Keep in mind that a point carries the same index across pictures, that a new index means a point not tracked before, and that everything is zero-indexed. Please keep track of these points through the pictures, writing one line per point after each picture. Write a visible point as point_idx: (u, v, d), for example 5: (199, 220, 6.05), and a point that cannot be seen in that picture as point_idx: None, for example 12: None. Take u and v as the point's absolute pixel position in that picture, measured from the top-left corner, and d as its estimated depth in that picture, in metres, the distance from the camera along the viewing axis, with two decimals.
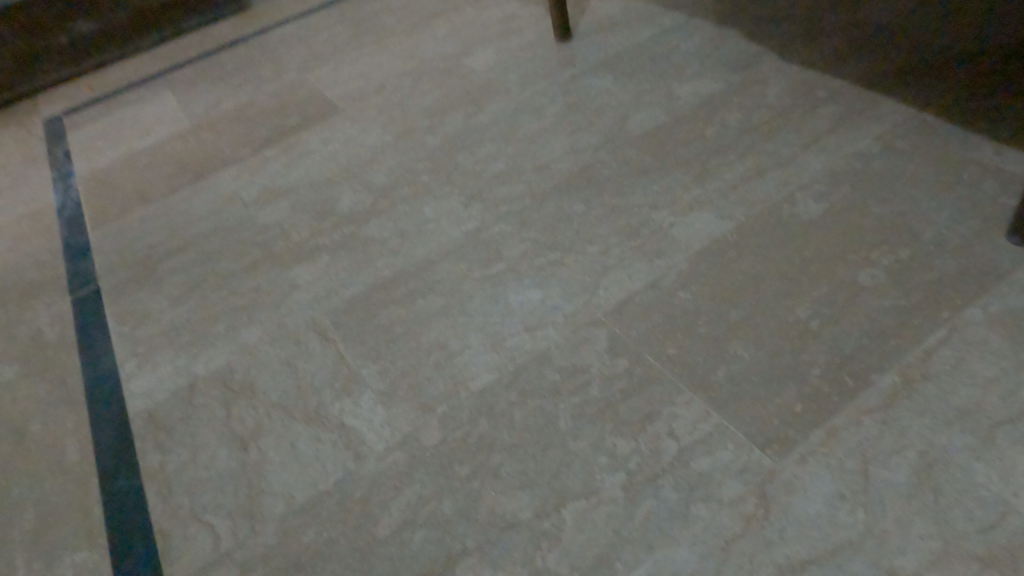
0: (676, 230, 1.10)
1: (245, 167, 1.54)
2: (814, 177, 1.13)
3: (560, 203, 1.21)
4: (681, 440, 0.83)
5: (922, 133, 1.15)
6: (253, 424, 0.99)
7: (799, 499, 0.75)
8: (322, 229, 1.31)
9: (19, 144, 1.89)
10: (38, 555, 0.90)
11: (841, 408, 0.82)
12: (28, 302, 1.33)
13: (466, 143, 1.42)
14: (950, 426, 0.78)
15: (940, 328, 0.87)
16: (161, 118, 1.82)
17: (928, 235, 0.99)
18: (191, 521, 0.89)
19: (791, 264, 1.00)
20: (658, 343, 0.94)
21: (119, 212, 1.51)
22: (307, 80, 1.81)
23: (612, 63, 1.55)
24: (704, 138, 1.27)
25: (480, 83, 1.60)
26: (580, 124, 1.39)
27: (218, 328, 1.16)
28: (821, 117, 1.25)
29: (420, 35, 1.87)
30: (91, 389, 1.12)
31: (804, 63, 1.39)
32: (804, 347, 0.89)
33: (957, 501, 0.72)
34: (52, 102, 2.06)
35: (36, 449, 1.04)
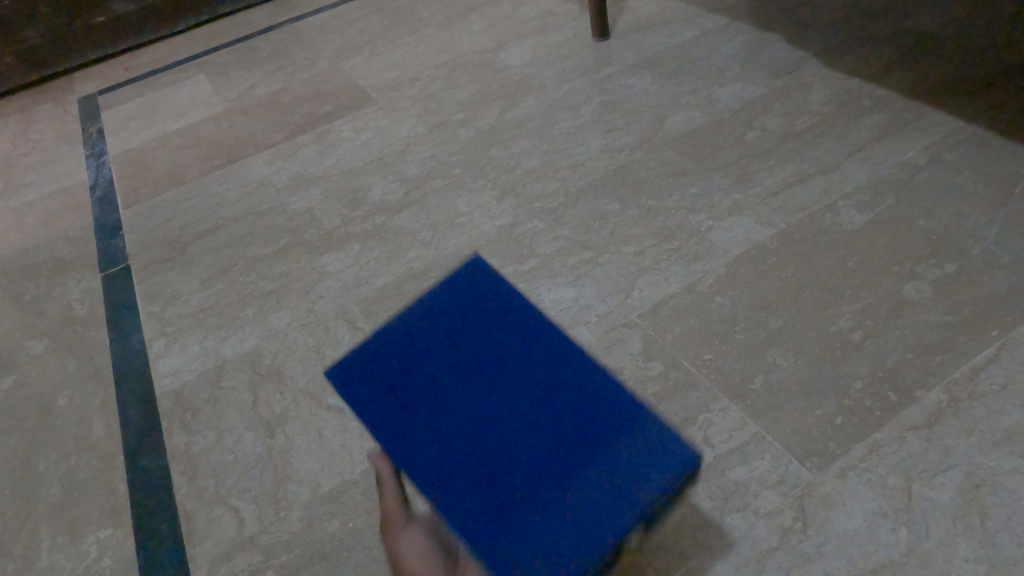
0: (714, 234, 1.08)
1: (277, 152, 1.54)
2: (858, 187, 1.10)
3: (595, 203, 1.19)
4: (716, 448, 0.81)
5: (972, 145, 1.12)
6: (280, 409, 0.99)
7: (838, 514, 0.73)
8: (352, 218, 1.30)
9: (54, 121, 1.91)
10: (63, 529, 0.90)
11: (883, 424, 0.80)
12: (59, 277, 1.34)
13: (500, 137, 1.41)
14: (998, 448, 0.75)
15: (989, 347, 0.84)
16: (195, 100, 1.83)
17: (977, 251, 0.96)
18: (216, 503, 0.89)
19: (833, 274, 0.98)
20: (695, 348, 0.92)
21: (151, 192, 1.51)
22: (341, 68, 1.81)
23: (651, 63, 1.53)
24: (744, 142, 1.25)
25: (515, 78, 1.59)
26: (617, 123, 1.37)
27: (247, 312, 1.16)
28: (866, 125, 1.22)
29: (456, 27, 1.87)
30: (119, 366, 1.12)
31: (848, 70, 1.36)
32: (845, 359, 0.87)
33: (1004, 525, 0.69)
34: (89, 80, 2.08)
35: (63, 424, 1.04)
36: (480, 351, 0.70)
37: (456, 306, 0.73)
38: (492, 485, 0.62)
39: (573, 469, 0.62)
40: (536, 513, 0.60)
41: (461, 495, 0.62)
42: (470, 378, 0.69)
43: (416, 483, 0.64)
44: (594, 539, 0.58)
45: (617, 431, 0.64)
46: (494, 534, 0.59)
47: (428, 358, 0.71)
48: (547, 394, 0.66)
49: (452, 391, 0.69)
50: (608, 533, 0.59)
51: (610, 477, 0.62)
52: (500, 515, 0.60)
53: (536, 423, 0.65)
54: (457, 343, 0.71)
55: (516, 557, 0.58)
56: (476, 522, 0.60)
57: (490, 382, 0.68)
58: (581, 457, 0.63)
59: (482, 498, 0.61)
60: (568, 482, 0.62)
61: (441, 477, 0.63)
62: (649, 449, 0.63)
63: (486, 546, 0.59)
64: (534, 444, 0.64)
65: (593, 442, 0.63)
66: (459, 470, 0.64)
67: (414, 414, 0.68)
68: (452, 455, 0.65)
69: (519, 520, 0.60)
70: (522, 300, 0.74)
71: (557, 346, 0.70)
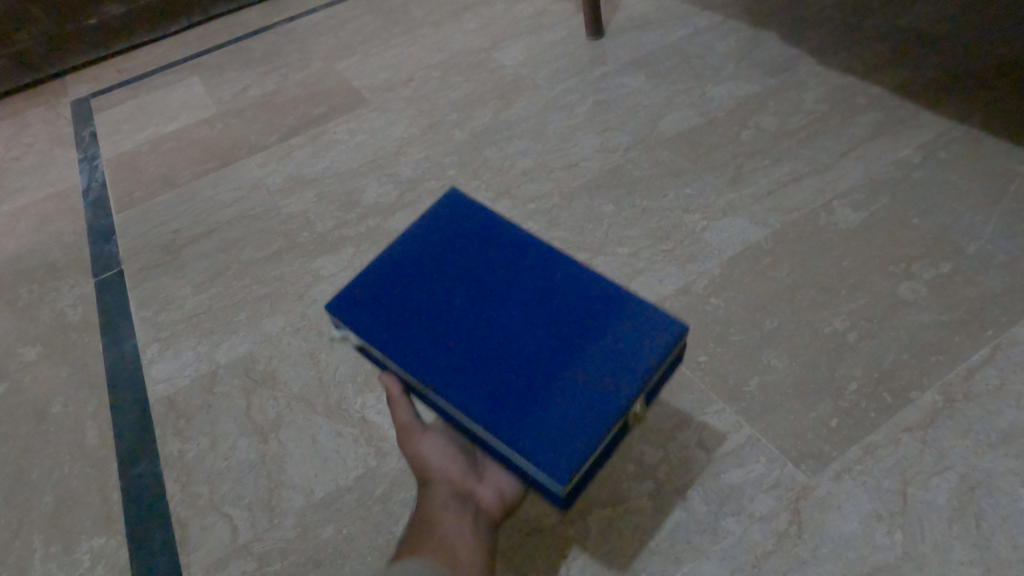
0: (708, 234, 1.08)
1: (271, 155, 1.53)
2: (853, 186, 1.10)
3: (590, 204, 1.19)
4: (711, 451, 0.81)
5: (967, 144, 1.12)
6: (274, 415, 0.98)
7: (833, 517, 0.73)
8: (346, 221, 1.30)
9: (46, 124, 1.90)
10: (57, 538, 0.90)
11: (878, 426, 0.79)
12: (52, 282, 1.33)
13: (495, 138, 1.41)
14: (993, 449, 0.75)
15: (984, 347, 0.84)
16: (189, 103, 1.82)
17: (972, 250, 0.96)
18: (210, 511, 0.89)
19: (828, 274, 0.97)
20: (690, 350, 0.92)
21: (145, 196, 1.51)
22: (334, 69, 1.80)
23: (645, 62, 1.52)
24: (738, 141, 1.24)
25: (510, 78, 1.58)
26: (611, 123, 1.37)
27: (241, 317, 1.15)
28: (860, 123, 1.22)
29: (450, 27, 1.86)
30: (112, 372, 1.11)
31: (843, 68, 1.36)
32: (840, 360, 0.87)
33: (1000, 527, 0.69)
34: (82, 83, 2.07)
35: (56, 431, 1.04)
36: (473, 267, 0.76)
37: (429, 239, 0.80)
38: (502, 374, 0.68)
39: (573, 351, 0.69)
40: (548, 392, 0.66)
41: (475, 385, 0.68)
42: (467, 291, 0.75)
43: (430, 381, 0.69)
44: (604, 406, 0.65)
45: (611, 316, 0.71)
46: (510, 413, 0.65)
47: (424, 277, 0.76)
48: (534, 298, 0.73)
49: (451, 302, 0.74)
50: (616, 399, 0.65)
51: (610, 354, 0.68)
52: (514, 398, 0.66)
53: (536, 320, 0.71)
54: (440, 267, 0.77)
55: (536, 431, 0.64)
56: (493, 407, 0.66)
57: (486, 291, 0.74)
58: (580, 342, 0.69)
59: (494, 385, 0.67)
60: (573, 364, 0.68)
61: (454, 373, 0.69)
62: (640, 328, 0.70)
63: (507, 424, 0.65)
64: (536, 337, 0.70)
65: (589, 327, 0.70)
66: (469, 366, 0.69)
67: (418, 324, 0.73)
68: (461, 353, 0.70)
69: (532, 400, 0.66)
70: (488, 223, 0.81)
71: (532, 253, 0.77)
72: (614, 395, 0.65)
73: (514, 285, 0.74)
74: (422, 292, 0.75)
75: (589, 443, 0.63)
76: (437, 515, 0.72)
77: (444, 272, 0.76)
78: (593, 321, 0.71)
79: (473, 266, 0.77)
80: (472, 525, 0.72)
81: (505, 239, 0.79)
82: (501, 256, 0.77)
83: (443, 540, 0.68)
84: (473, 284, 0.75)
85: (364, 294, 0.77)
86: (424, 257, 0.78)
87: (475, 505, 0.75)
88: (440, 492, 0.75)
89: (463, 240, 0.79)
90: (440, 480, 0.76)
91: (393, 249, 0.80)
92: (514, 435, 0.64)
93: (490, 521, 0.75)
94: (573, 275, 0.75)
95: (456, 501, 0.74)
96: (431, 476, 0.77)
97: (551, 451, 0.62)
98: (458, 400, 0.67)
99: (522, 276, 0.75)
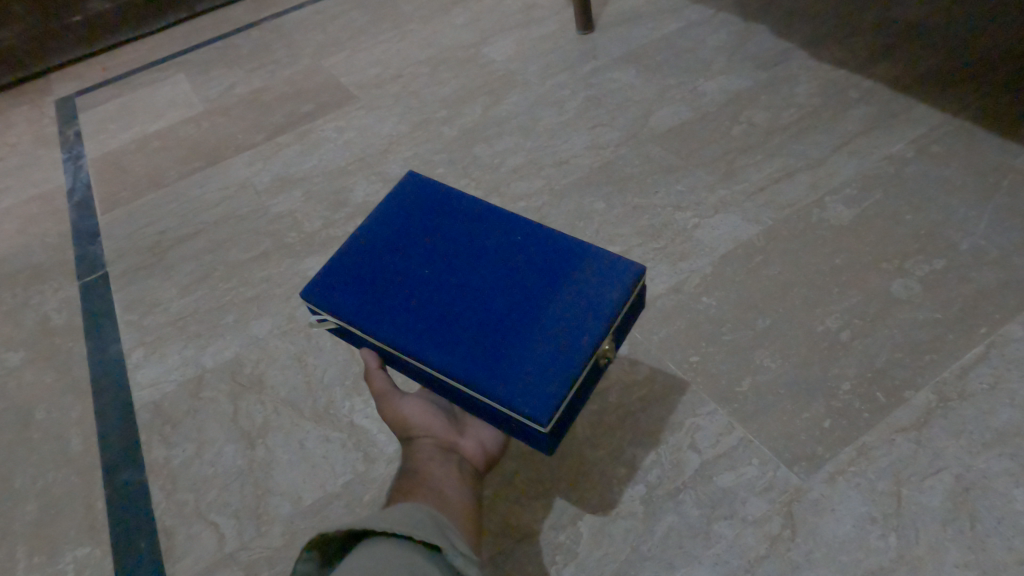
0: (700, 232, 1.07)
1: (258, 154, 1.51)
2: (845, 181, 1.09)
3: (580, 201, 1.18)
4: (703, 453, 0.80)
5: (960, 138, 1.11)
6: (261, 420, 0.97)
7: (827, 520, 0.72)
8: (334, 220, 1.28)
9: (31, 124, 1.87)
10: (41, 548, 0.88)
11: (872, 426, 0.78)
12: (36, 286, 1.31)
13: (485, 135, 1.39)
14: (988, 449, 0.74)
15: (979, 345, 0.83)
16: (175, 101, 1.80)
17: (965, 246, 0.95)
18: (197, 519, 0.87)
19: (820, 271, 0.96)
20: (682, 350, 0.91)
21: (130, 197, 1.49)
22: (322, 66, 1.78)
23: (636, 56, 1.51)
24: (730, 137, 1.23)
25: (500, 74, 1.56)
26: (602, 119, 1.35)
27: (228, 320, 1.13)
28: (853, 118, 1.20)
29: (439, 22, 1.84)
30: (97, 378, 1.10)
31: (836, 62, 1.34)
32: (833, 359, 0.86)
33: (995, 529, 0.69)
34: (66, 81, 2.04)
35: (39, 439, 1.02)
36: (436, 234, 0.76)
37: (389, 212, 0.79)
38: (475, 329, 0.67)
39: (541, 300, 0.68)
40: (521, 341, 0.66)
41: (450, 344, 0.67)
42: (434, 256, 0.74)
43: (405, 347, 0.68)
44: (576, 347, 0.65)
45: (574, 262, 0.70)
46: (486, 366, 0.65)
47: (390, 249, 0.75)
48: (499, 255, 0.72)
49: (420, 268, 0.73)
50: (587, 339, 0.65)
51: (576, 298, 0.68)
52: (490, 351, 0.66)
53: (503, 276, 0.71)
54: (404, 235, 0.76)
55: (512, 378, 0.64)
56: (469, 361, 0.66)
57: (452, 255, 0.73)
58: (548, 290, 0.69)
59: (469, 342, 0.67)
60: (542, 311, 0.67)
61: (428, 335, 0.68)
62: (603, 271, 0.70)
63: (483, 376, 0.64)
64: (505, 291, 0.69)
65: (554, 276, 0.70)
66: (443, 326, 0.68)
67: (389, 294, 0.72)
68: (433, 316, 0.69)
69: (506, 350, 0.65)
70: (447, 189, 0.80)
71: (492, 213, 0.76)
72: (584, 335, 0.65)
73: (479, 247, 0.74)
74: (390, 263, 0.74)
75: (565, 385, 0.63)
76: (422, 468, 0.71)
77: (409, 242, 0.75)
78: (557, 268, 0.70)
79: (438, 231, 0.76)
80: (456, 473, 0.72)
81: (465, 204, 0.78)
82: (463, 221, 0.76)
83: (431, 487, 0.68)
84: (439, 250, 0.74)
85: (332, 269, 0.75)
86: (389, 230, 0.77)
87: (458, 457, 0.74)
88: (423, 447, 0.74)
89: (425, 210, 0.78)
90: (422, 436, 0.76)
91: (357, 226, 0.78)
92: (491, 385, 0.64)
93: (474, 472, 0.75)
94: (536, 230, 0.74)
95: (441, 454, 0.73)
96: (414, 434, 0.76)
97: (529, 397, 0.62)
98: (434, 359, 0.66)
99: (486, 236, 0.74)
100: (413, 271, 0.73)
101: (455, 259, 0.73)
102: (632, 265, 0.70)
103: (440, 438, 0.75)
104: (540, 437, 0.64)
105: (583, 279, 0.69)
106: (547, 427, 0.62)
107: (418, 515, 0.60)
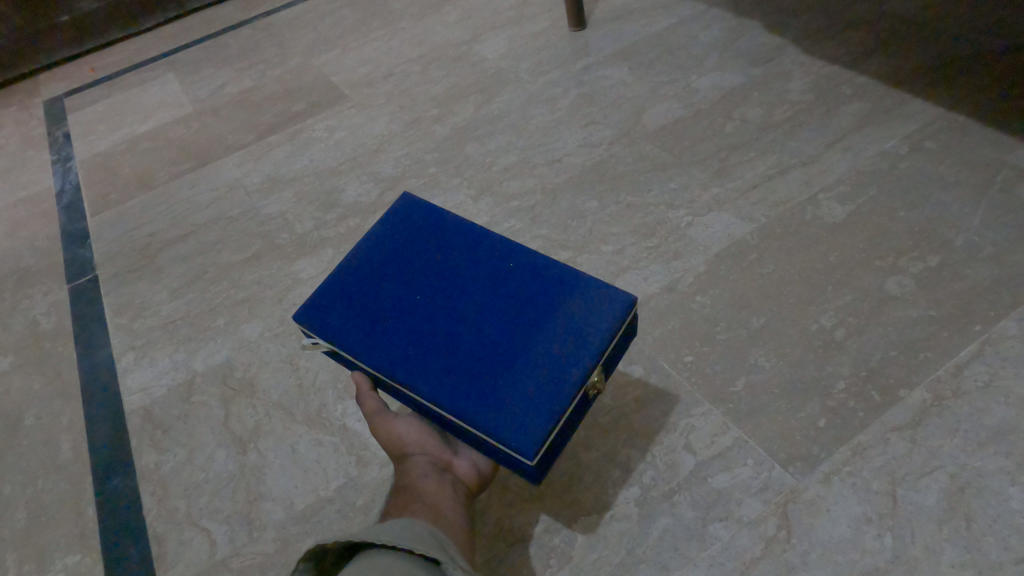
0: (693, 230, 1.06)
1: (249, 154, 1.50)
2: (839, 178, 1.08)
3: (573, 200, 1.17)
4: (698, 454, 0.80)
5: (954, 134, 1.11)
6: (253, 424, 0.96)
7: (822, 521, 0.72)
8: (326, 221, 1.27)
9: (19, 125, 1.85)
10: (30, 556, 0.87)
11: (867, 425, 0.78)
12: (25, 289, 1.30)
13: (477, 133, 1.38)
14: (983, 448, 0.74)
15: (973, 342, 0.83)
16: (164, 101, 1.78)
17: (959, 242, 0.94)
18: (188, 525, 0.87)
19: (814, 269, 0.96)
20: (676, 350, 0.90)
21: (120, 198, 1.47)
22: (313, 65, 1.77)
23: (629, 53, 1.50)
24: (723, 134, 1.22)
25: (492, 71, 1.55)
26: (595, 117, 1.34)
27: (219, 322, 1.12)
28: (846, 114, 1.20)
29: (430, 19, 1.82)
30: (87, 383, 1.09)
31: (828, 57, 1.34)
32: (827, 358, 0.85)
33: (991, 528, 0.68)
34: (55, 82, 2.02)
35: (29, 445, 1.01)
36: (428, 259, 0.75)
37: (381, 235, 0.78)
38: (465, 358, 0.67)
39: (531, 330, 0.67)
40: (511, 373, 0.65)
41: (439, 373, 0.66)
42: (425, 281, 0.73)
43: (395, 374, 0.67)
44: (566, 378, 0.64)
45: (566, 290, 0.70)
46: (474, 397, 0.64)
47: (381, 274, 0.74)
48: (490, 282, 0.72)
49: (411, 294, 0.72)
50: (576, 371, 0.64)
51: (567, 328, 0.67)
52: (479, 381, 0.65)
53: (494, 303, 0.70)
54: (395, 259, 0.75)
55: (500, 410, 0.63)
56: (457, 392, 0.65)
57: (443, 280, 0.73)
58: (538, 320, 0.68)
59: (457, 372, 0.66)
60: (531, 342, 0.67)
61: (418, 363, 0.67)
62: (593, 300, 0.69)
63: (472, 407, 0.64)
64: (496, 319, 0.69)
65: (544, 305, 0.69)
66: (433, 354, 0.68)
67: (380, 319, 0.71)
68: (423, 342, 0.68)
69: (494, 381, 0.65)
70: (439, 212, 0.79)
71: (485, 239, 0.76)
72: (574, 368, 0.65)
73: (470, 273, 0.73)
74: (381, 287, 0.73)
75: (552, 419, 0.62)
76: (417, 487, 0.69)
77: (401, 267, 0.75)
78: (548, 298, 0.69)
79: (429, 256, 0.75)
80: (451, 492, 0.71)
81: (457, 228, 0.77)
82: (456, 245, 0.76)
83: (426, 506, 0.66)
84: (430, 274, 0.73)
85: (323, 294, 0.75)
86: (381, 253, 0.76)
87: (452, 477, 0.73)
88: (417, 464, 0.73)
89: (418, 233, 0.77)
90: (417, 454, 0.74)
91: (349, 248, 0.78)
92: (480, 417, 0.63)
93: (468, 491, 0.73)
94: (527, 258, 0.73)
95: (435, 472, 0.72)
96: (408, 451, 0.74)
97: (517, 430, 0.62)
98: (423, 388, 0.66)
99: (478, 263, 0.74)
100: (403, 297, 0.72)
101: (445, 286, 0.72)
102: (624, 296, 0.69)
103: (435, 456, 0.74)
104: (528, 469, 0.64)
105: (574, 308, 0.69)
106: (534, 460, 0.61)
107: (417, 530, 0.58)
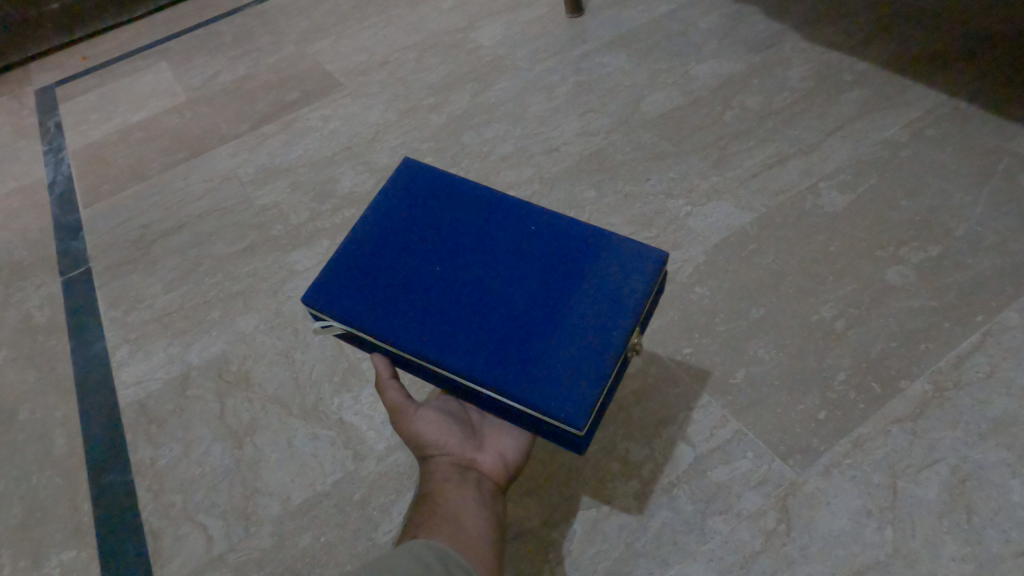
0: (692, 220, 1.05)
1: (243, 144, 1.48)
2: (839, 166, 1.07)
3: (571, 190, 1.16)
4: (697, 447, 0.79)
5: (955, 121, 1.09)
6: (249, 419, 0.95)
7: (822, 514, 0.71)
8: (321, 212, 1.26)
9: (9, 115, 1.83)
10: (26, 552, 0.87)
11: (867, 417, 0.77)
12: (18, 282, 1.29)
13: (472, 122, 1.37)
14: (984, 439, 0.73)
15: (975, 333, 0.82)
16: (157, 90, 1.76)
17: (961, 232, 0.93)
18: (184, 520, 0.86)
19: (815, 259, 0.95)
20: (675, 341, 0.90)
21: (112, 189, 1.45)
22: (307, 53, 1.74)
23: (627, 39, 1.48)
24: (722, 122, 1.21)
25: (488, 59, 1.53)
26: (592, 105, 1.33)
27: (213, 315, 1.11)
28: (847, 101, 1.18)
29: (425, 6, 1.80)
30: (81, 377, 1.08)
31: (829, 44, 1.32)
32: (828, 349, 0.85)
33: (991, 520, 0.68)
34: (46, 71, 2.00)
35: (23, 440, 1.00)
36: (443, 230, 0.73)
37: (388, 208, 0.75)
38: (498, 331, 0.65)
39: (564, 296, 0.67)
40: (550, 341, 0.64)
41: (473, 347, 0.64)
42: (446, 253, 0.71)
43: (424, 351, 0.65)
44: (607, 342, 0.64)
45: (592, 252, 0.70)
46: (516, 369, 0.63)
47: (395, 248, 0.71)
48: (513, 250, 0.70)
49: (431, 267, 0.70)
50: (616, 335, 0.64)
51: (600, 290, 0.67)
52: (518, 352, 0.64)
53: (521, 272, 0.69)
54: (408, 232, 0.73)
55: (545, 381, 0.62)
56: (498, 365, 0.63)
57: (466, 251, 0.71)
58: (570, 284, 0.68)
59: (493, 345, 0.65)
60: (566, 307, 0.66)
61: (450, 338, 0.65)
62: (622, 260, 0.69)
63: (515, 380, 0.62)
64: (528, 288, 0.68)
65: (574, 269, 0.69)
66: (463, 327, 0.66)
67: (401, 295, 0.68)
68: (454, 316, 0.66)
69: (534, 351, 0.64)
70: (447, 180, 0.77)
71: (500, 205, 0.74)
72: (614, 331, 0.65)
73: (491, 241, 0.71)
74: (399, 262, 0.71)
75: (599, 384, 0.62)
76: (439, 491, 0.65)
77: (416, 240, 0.72)
78: (577, 263, 0.69)
79: (444, 226, 0.73)
80: (476, 494, 0.66)
81: (469, 195, 0.75)
82: (471, 214, 0.74)
83: (448, 516, 0.62)
84: (450, 245, 0.71)
85: (333, 275, 0.71)
86: (392, 226, 0.73)
87: (478, 475, 0.69)
88: (439, 466, 0.68)
89: (428, 203, 0.75)
90: (438, 454, 0.70)
91: (355, 223, 0.74)
92: (521, 390, 0.62)
93: (494, 489, 0.69)
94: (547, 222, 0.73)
95: (458, 474, 0.68)
96: (428, 452, 0.70)
97: (566, 400, 0.61)
98: (460, 363, 0.64)
99: (497, 231, 0.72)
100: (424, 271, 0.70)
101: (467, 256, 0.70)
102: (651, 252, 0.70)
103: (457, 455, 0.69)
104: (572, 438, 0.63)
105: (605, 271, 0.69)
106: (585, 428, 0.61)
107: (426, 560, 0.54)
